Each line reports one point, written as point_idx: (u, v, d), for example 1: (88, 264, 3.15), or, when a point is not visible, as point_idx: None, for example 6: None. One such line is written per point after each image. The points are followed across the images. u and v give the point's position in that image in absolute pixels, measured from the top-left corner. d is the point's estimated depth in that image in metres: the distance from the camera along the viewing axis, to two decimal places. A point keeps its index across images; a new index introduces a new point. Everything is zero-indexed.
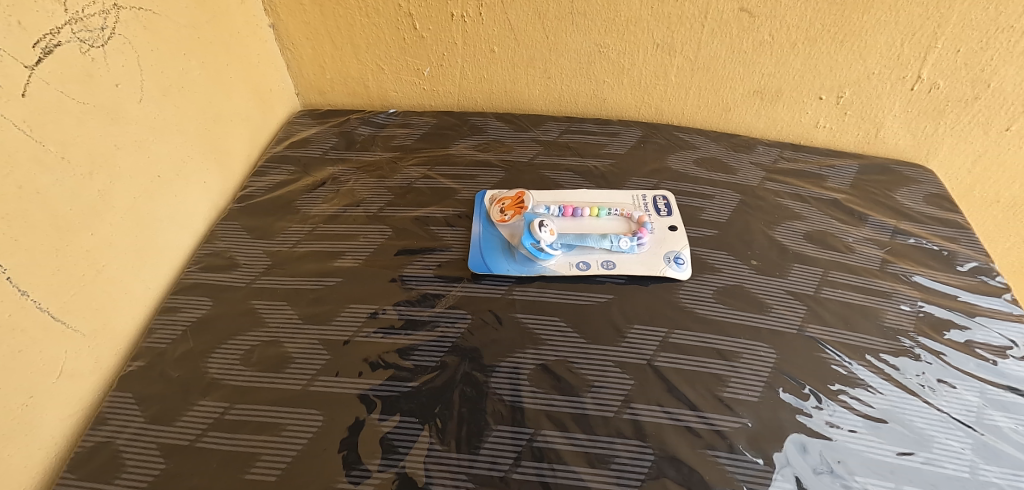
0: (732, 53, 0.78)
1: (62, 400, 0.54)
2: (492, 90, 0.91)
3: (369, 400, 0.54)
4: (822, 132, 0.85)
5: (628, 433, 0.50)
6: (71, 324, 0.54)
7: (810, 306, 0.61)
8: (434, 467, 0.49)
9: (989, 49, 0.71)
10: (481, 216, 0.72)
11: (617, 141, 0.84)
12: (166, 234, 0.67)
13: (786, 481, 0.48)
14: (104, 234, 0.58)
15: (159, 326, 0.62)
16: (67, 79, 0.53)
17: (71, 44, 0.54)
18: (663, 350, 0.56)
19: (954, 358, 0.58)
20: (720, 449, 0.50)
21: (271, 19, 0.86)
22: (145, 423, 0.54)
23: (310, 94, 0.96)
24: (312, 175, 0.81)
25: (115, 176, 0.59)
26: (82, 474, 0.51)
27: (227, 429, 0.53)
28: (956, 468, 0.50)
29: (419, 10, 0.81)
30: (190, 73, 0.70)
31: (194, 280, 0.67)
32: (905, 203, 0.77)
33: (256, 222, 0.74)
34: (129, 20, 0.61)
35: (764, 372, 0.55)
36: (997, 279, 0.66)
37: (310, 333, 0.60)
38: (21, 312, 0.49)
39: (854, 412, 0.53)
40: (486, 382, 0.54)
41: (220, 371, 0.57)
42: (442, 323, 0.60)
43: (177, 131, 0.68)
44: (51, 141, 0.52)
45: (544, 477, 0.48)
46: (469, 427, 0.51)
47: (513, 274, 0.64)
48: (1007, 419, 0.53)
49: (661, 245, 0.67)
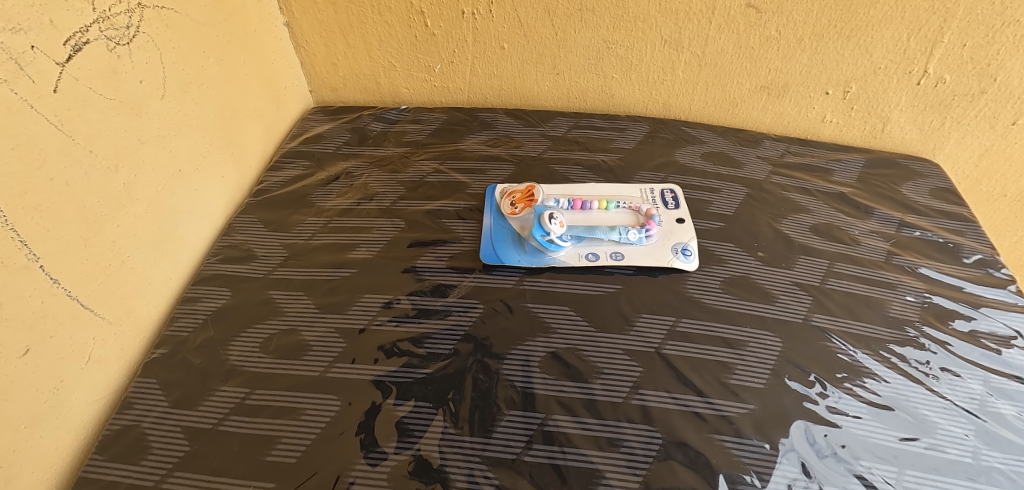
0: (740, 49, 0.79)
1: (89, 384, 0.56)
2: (501, 87, 0.92)
3: (384, 385, 0.55)
4: (828, 126, 0.86)
5: (636, 418, 0.52)
6: (97, 312, 0.56)
7: (815, 297, 0.62)
8: (448, 450, 0.50)
9: (995, 43, 0.72)
10: (491, 209, 0.73)
11: (624, 136, 0.86)
12: (186, 227, 0.69)
13: (790, 465, 0.49)
14: (127, 226, 0.60)
15: (181, 315, 0.64)
16: (94, 75, 0.55)
17: (98, 42, 0.56)
18: (670, 338, 0.58)
19: (958, 348, 0.58)
20: (726, 433, 0.51)
21: (285, 17, 0.88)
22: (170, 407, 0.56)
23: (322, 91, 0.98)
24: (325, 170, 0.83)
25: (138, 170, 0.61)
26: (109, 455, 0.53)
27: (247, 413, 0.55)
28: (959, 454, 0.51)
29: (431, 8, 0.82)
30: (209, 69, 0.72)
31: (213, 271, 0.69)
32: (911, 197, 0.77)
33: (272, 215, 0.76)
34: (152, 18, 0.63)
35: (769, 361, 0.56)
36: (1002, 271, 0.67)
37: (327, 322, 0.62)
38: (52, 299, 0.51)
39: (858, 398, 0.54)
40: (498, 369, 0.56)
41: (239, 358, 0.59)
42: (454, 312, 0.61)
43: (196, 126, 0.70)
44: (80, 135, 0.54)
45: (555, 460, 0.50)
46: (481, 412, 0.53)
47: (523, 266, 0.65)
48: (1010, 406, 0.54)
49: (668, 236, 0.68)
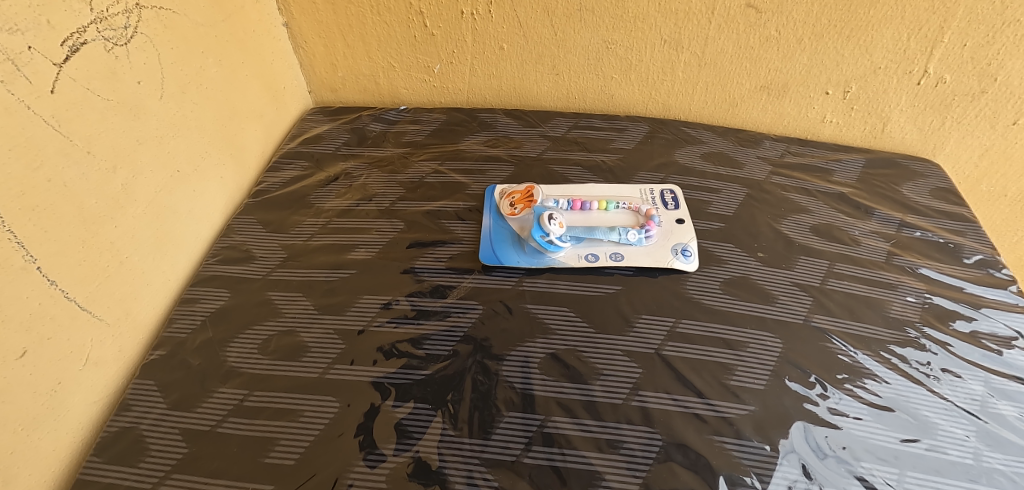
0: (739, 48, 0.79)
1: (87, 385, 0.56)
2: (500, 87, 0.92)
3: (383, 387, 0.55)
4: (828, 126, 0.86)
5: (636, 420, 0.52)
6: (96, 313, 0.56)
7: (815, 297, 0.62)
8: (447, 452, 0.50)
9: (995, 43, 0.72)
10: (491, 209, 0.73)
11: (624, 136, 0.86)
12: (184, 227, 0.68)
13: (791, 467, 0.49)
14: (126, 227, 0.59)
15: (179, 316, 0.64)
16: (92, 76, 0.55)
17: (96, 43, 0.56)
18: (670, 339, 0.58)
19: (959, 348, 0.58)
20: (726, 435, 0.51)
21: (284, 18, 0.88)
22: (168, 409, 0.56)
23: (322, 91, 0.98)
24: (324, 170, 0.83)
25: (136, 171, 0.61)
26: (107, 457, 0.53)
27: (245, 415, 0.54)
28: (960, 455, 0.51)
29: (430, 8, 0.82)
30: (208, 70, 0.72)
31: (212, 272, 0.69)
32: (911, 197, 0.77)
33: (271, 215, 0.76)
34: (150, 19, 0.63)
35: (770, 361, 0.56)
36: (1003, 271, 0.67)
37: (326, 323, 0.62)
38: (49, 301, 0.51)
39: (858, 400, 0.54)
40: (497, 371, 0.56)
41: (238, 360, 0.59)
42: (453, 313, 0.61)
43: (195, 126, 0.70)
44: (78, 136, 0.54)
45: (554, 462, 0.49)
46: (481, 414, 0.53)
47: (522, 266, 0.65)
48: (1011, 407, 0.54)
49: (668, 237, 0.68)
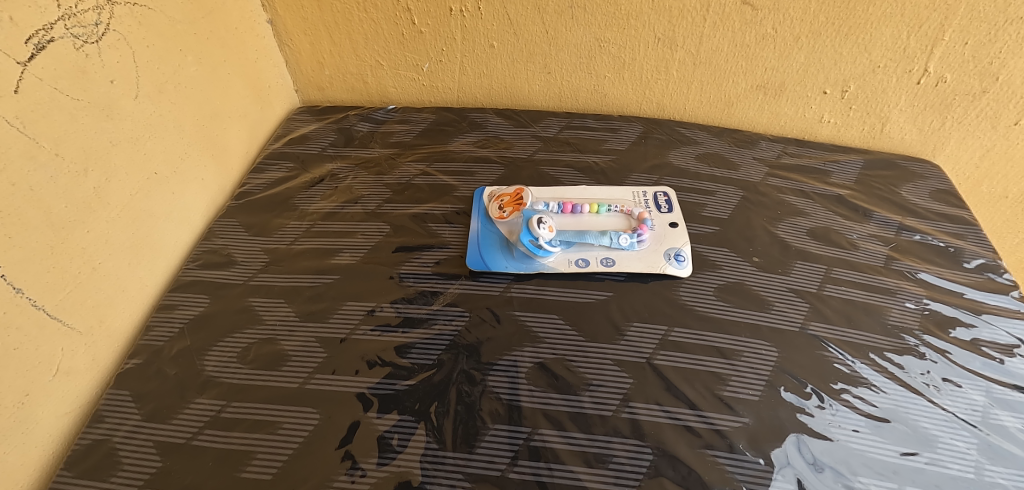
0: (735, 47, 0.77)
1: (59, 397, 0.54)
2: (491, 86, 0.90)
3: (365, 398, 0.53)
4: (826, 126, 0.84)
5: (625, 432, 0.50)
6: (66, 321, 0.54)
7: (811, 303, 0.60)
8: (430, 467, 0.48)
9: (998, 41, 0.70)
10: (480, 212, 0.71)
11: (617, 137, 0.84)
12: (163, 231, 0.66)
13: (787, 481, 0.47)
14: (99, 232, 0.57)
15: (157, 323, 0.62)
16: (60, 76, 0.53)
17: (64, 40, 0.54)
18: (662, 347, 0.56)
19: (959, 356, 0.57)
20: (720, 448, 0.49)
21: (269, 15, 0.85)
22: (142, 420, 0.54)
23: (309, 90, 0.96)
24: (310, 172, 0.81)
25: (110, 173, 0.59)
26: (78, 471, 0.51)
27: (222, 427, 0.53)
28: (961, 469, 0.49)
29: (418, 5, 0.80)
30: (187, 68, 0.70)
31: (192, 278, 0.66)
32: (910, 199, 0.75)
33: (254, 218, 0.74)
34: (123, 15, 0.60)
35: (764, 371, 0.54)
36: (1004, 276, 0.65)
37: (307, 331, 0.60)
38: (15, 310, 0.49)
39: (855, 411, 0.52)
40: (483, 381, 0.54)
41: (216, 369, 0.57)
42: (439, 320, 0.59)
43: (174, 126, 0.68)
44: (45, 137, 0.51)
45: (541, 477, 0.48)
46: (465, 427, 0.51)
47: (510, 271, 0.63)
48: (1013, 418, 0.52)
49: (661, 241, 0.66)
